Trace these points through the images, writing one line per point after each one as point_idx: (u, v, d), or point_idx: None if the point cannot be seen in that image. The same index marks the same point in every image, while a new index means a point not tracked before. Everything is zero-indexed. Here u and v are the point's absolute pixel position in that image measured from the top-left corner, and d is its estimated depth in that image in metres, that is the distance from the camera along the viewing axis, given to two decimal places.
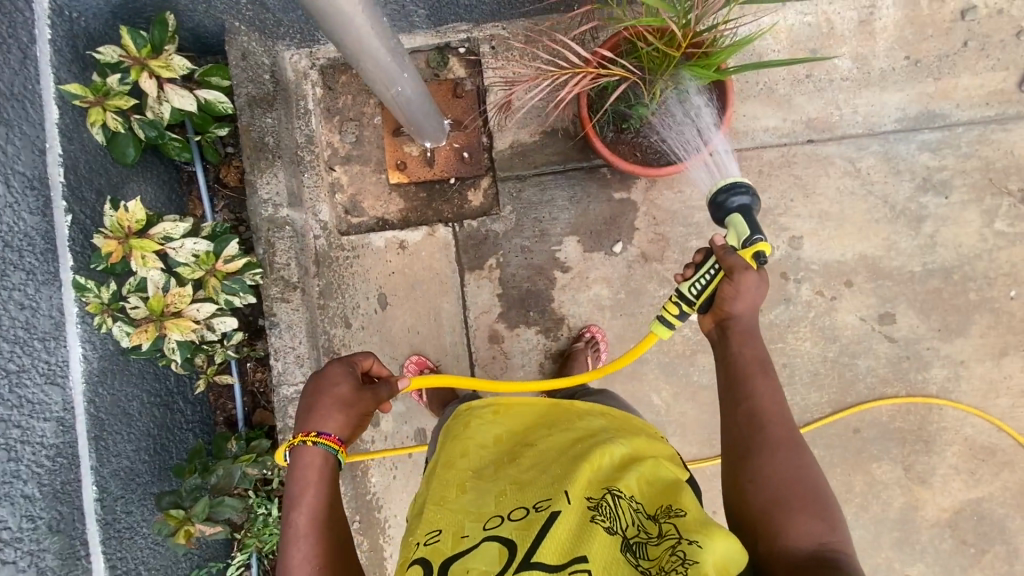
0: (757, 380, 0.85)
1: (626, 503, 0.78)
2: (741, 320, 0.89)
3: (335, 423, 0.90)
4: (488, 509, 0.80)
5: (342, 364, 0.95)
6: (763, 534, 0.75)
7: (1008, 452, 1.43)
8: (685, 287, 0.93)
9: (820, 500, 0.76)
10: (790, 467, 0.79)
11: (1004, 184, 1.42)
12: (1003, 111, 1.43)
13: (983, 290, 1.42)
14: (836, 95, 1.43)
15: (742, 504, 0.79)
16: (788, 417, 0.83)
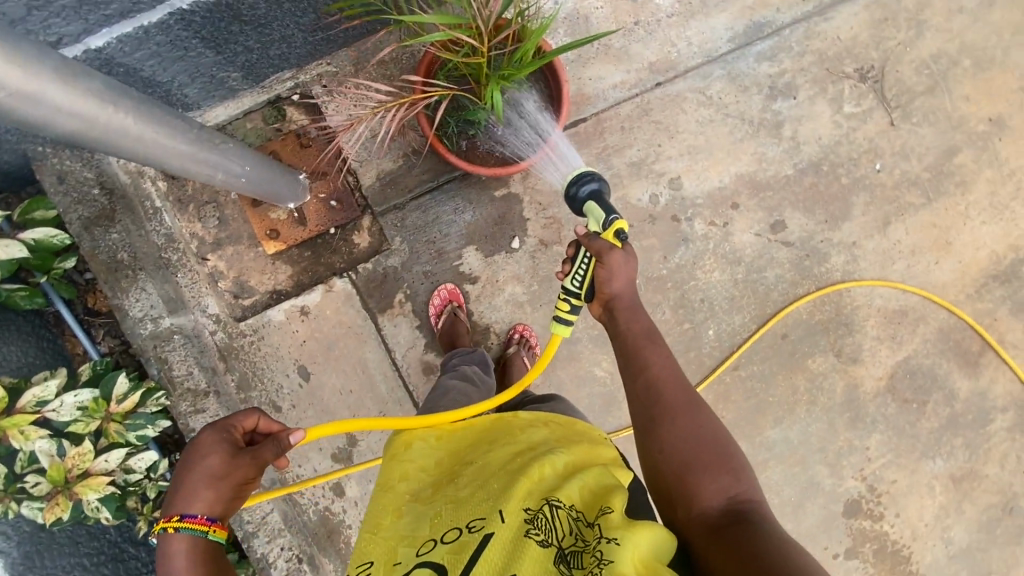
0: (647, 354, 0.93)
1: (567, 513, 0.74)
2: (624, 301, 0.97)
3: (205, 501, 0.75)
4: (422, 533, 0.76)
5: (213, 429, 0.79)
6: (680, 502, 0.81)
7: (918, 308, 1.54)
8: (567, 282, 0.99)
9: (723, 454, 0.84)
10: (693, 429, 0.85)
11: (842, 68, 1.50)
12: (819, 2, 1.50)
13: (852, 172, 1.51)
14: (668, 33, 1.46)
15: (659, 476, 0.85)
16: (683, 381, 0.91)
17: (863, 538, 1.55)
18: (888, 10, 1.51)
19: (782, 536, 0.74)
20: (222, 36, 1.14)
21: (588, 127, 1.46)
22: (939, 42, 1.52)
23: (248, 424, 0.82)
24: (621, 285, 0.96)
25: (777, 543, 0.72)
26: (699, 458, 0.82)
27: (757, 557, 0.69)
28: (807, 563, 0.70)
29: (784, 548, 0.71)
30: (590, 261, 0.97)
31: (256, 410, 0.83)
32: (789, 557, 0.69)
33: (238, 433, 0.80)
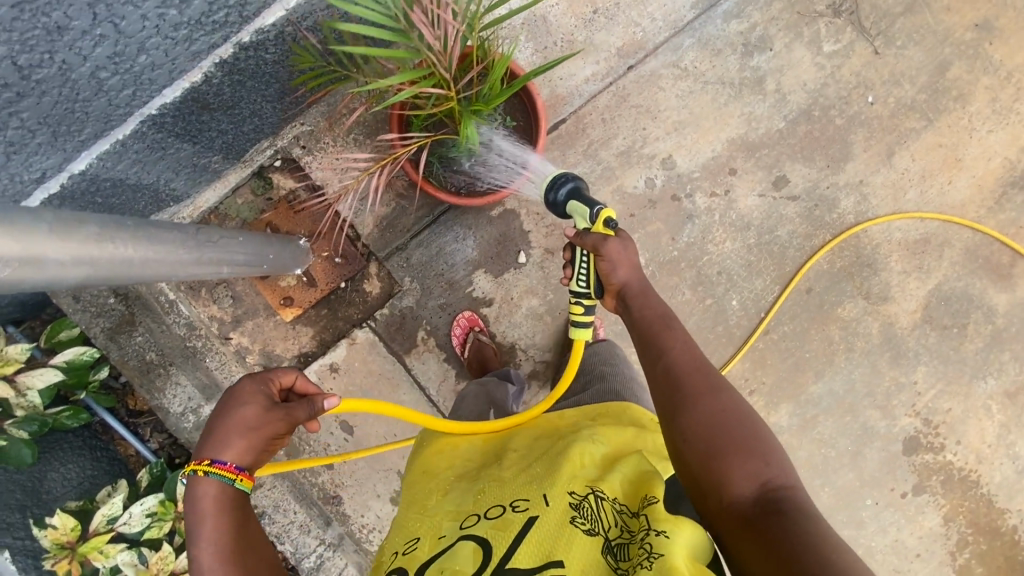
0: (664, 338, 0.92)
1: (611, 504, 0.76)
2: (635, 290, 0.98)
3: (235, 446, 0.76)
4: (466, 509, 0.82)
5: (254, 379, 0.81)
6: (708, 489, 0.77)
7: (940, 233, 1.50)
8: (574, 287, 1.05)
9: (752, 436, 0.80)
10: (717, 411, 0.82)
11: (813, 8, 1.45)
12: None
13: (845, 111, 1.47)
14: (629, 15, 1.43)
15: (684, 462, 0.81)
16: (703, 363, 0.89)
17: (928, 471, 1.54)
18: None
19: (818, 525, 0.69)
20: (195, 127, 1.13)
21: (570, 126, 1.44)
22: None
23: (285, 380, 0.84)
24: (629, 275, 0.98)
25: (817, 532, 0.67)
26: (725, 441, 0.79)
27: (791, 551, 0.65)
28: (848, 555, 0.64)
29: (820, 539, 0.66)
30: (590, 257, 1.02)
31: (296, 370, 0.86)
32: (827, 549, 0.64)
33: (275, 386, 0.82)
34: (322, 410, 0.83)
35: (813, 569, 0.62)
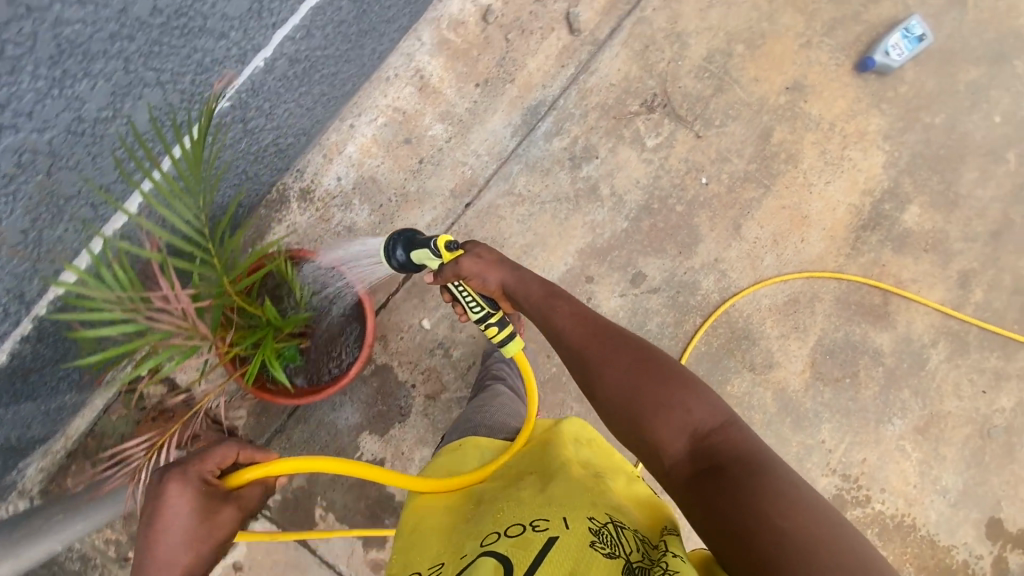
0: (555, 319, 0.93)
1: (632, 534, 0.76)
2: (514, 282, 0.98)
3: (180, 561, 0.77)
4: (486, 528, 0.77)
5: (179, 476, 0.82)
6: (651, 456, 0.81)
7: (807, 289, 1.52)
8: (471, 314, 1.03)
9: (672, 386, 0.82)
10: (628, 375, 0.84)
11: (626, 108, 1.51)
12: (578, 60, 1.51)
13: (683, 197, 1.51)
14: (454, 156, 1.47)
15: (622, 432, 0.85)
16: (600, 327, 0.90)
17: (861, 526, 1.51)
18: (646, 36, 1.51)
19: (755, 470, 0.71)
20: (28, 388, 1.14)
21: (422, 273, 1.46)
22: (706, 40, 1.52)
23: (221, 460, 0.87)
24: (500, 275, 0.98)
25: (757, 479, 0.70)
26: (646, 404, 0.81)
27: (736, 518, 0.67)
28: (787, 504, 0.67)
29: (770, 490, 0.68)
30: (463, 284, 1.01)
31: (233, 448, 0.89)
32: (767, 506, 0.66)
33: (208, 472, 0.85)
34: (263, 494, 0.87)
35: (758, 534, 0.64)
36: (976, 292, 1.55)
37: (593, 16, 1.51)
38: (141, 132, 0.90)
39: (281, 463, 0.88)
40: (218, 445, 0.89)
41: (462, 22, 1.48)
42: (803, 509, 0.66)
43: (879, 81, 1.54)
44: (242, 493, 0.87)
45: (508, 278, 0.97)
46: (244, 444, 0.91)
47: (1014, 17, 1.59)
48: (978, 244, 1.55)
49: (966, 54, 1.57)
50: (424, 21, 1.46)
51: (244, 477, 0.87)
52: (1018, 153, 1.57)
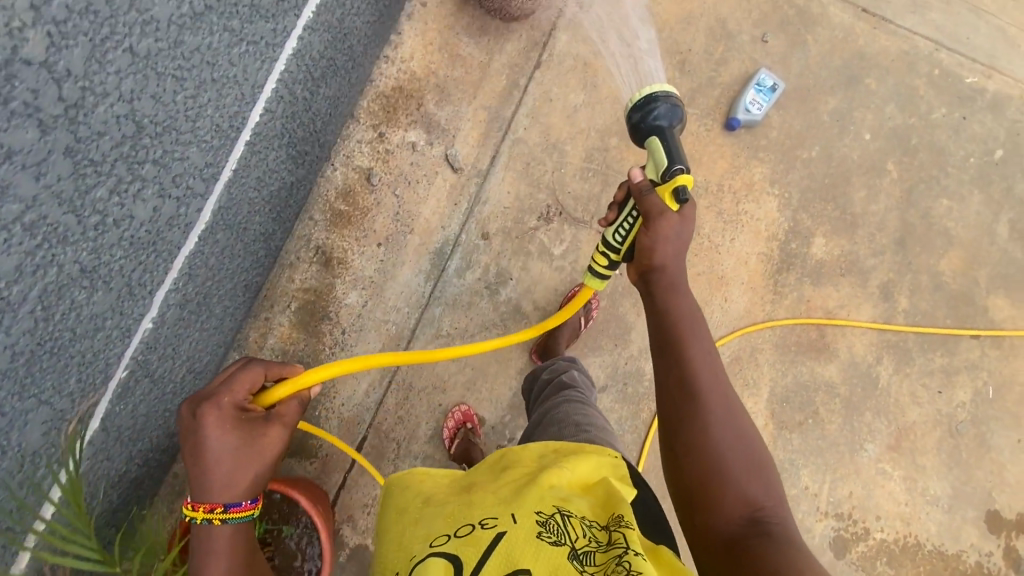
0: (688, 344, 0.94)
1: (579, 518, 0.75)
2: (663, 279, 0.98)
3: (240, 479, 0.83)
4: (437, 530, 0.76)
5: (214, 410, 0.83)
6: (704, 508, 0.85)
7: (745, 345, 1.55)
8: (610, 235, 1.06)
9: (752, 464, 0.88)
10: (729, 435, 0.88)
11: (525, 226, 1.57)
12: (469, 194, 1.56)
13: (603, 293, 1.55)
14: (375, 317, 1.49)
15: (684, 472, 0.88)
16: (722, 382, 0.92)
17: (869, 560, 1.50)
18: (525, 155, 1.59)
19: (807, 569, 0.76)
20: None
21: (373, 441, 1.45)
22: (581, 143, 1.60)
23: (251, 385, 0.88)
24: (664, 257, 0.98)
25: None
26: (733, 466, 0.86)
27: None
28: None
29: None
30: (637, 218, 1.01)
31: (260, 369, 0.89)
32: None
33: (240, 397, 0.87)
34: (293, 415, 0.90)
35: None
36: (901, 300, 1.60)
37: (470, 150, 1.57)
38: (35, 451, 0.90)
39: (309, 375, 0.89)
40: (243, 369, 0.88)
41: (349, 190, 1.52)
42: None
43: (749, 135, 1.62)
44: (280, 408, 0.89)
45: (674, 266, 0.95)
46: (270, 363, 0.92)
47: (853, 41, 1.69)
48: (888, 255, 1.61)
49: (821, 86, 1.66)
50: (313, 200, 1.50)
51: (276, 395, 0.89)
52: (896, 162, 1.65)
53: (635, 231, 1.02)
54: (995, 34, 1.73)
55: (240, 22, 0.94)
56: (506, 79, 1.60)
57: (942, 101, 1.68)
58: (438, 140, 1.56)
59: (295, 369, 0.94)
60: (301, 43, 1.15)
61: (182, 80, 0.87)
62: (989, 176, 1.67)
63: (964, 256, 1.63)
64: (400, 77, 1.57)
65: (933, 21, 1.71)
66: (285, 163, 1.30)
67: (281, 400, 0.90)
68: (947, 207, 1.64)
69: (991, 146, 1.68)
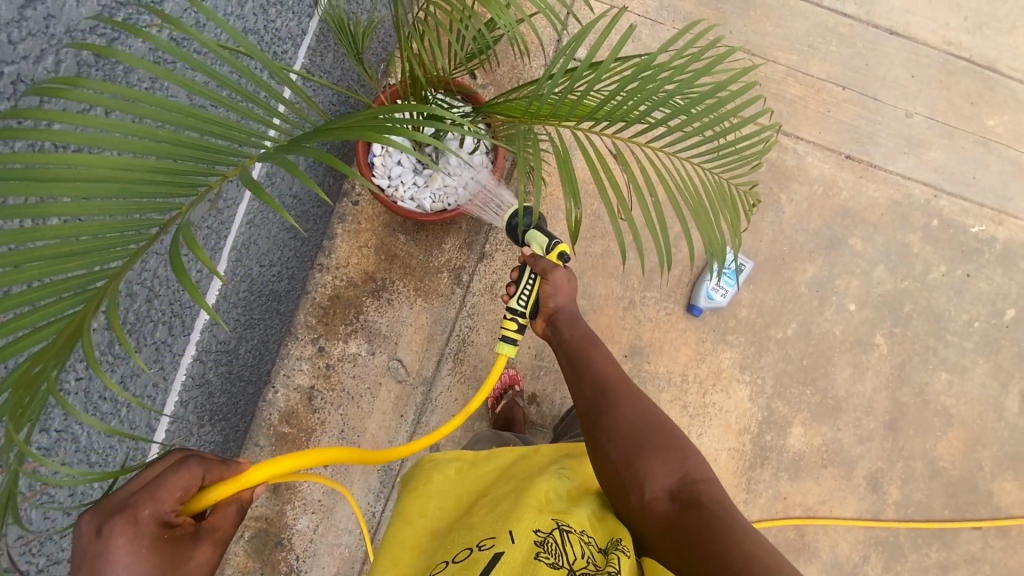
0: (592, 354, 1.12)
1: (577, 535, 0.86)
2: (568, 315, 1.18)
3: None
4: (438, 558, 0.87)
5: (128, 527, 0.58)
6: (635, 485, 0.92)
7: None
8: (513, 301, 1.16)
9: (666, 440, 0.97)
10: (639, 417, 1.00)
11: (476, 433, 1.48)
12: (415, 404, 1.48)
13: None
14: (327, 541, 1.46)
15: (609, 459, 0.96)
16: (623, 379, 1.08)
17: None
18: (473, 356, 1.49)
19: (730, 517, 0.84)
20: None
21: None
22: (532, 338, 1.50)
23: (183, 491, 0.63)
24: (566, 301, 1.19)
25: (734, 526, 0.81)
26: (648, 444, 0.96)
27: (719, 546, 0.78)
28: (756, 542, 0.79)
29: (742, 533, 0.80)
30: (537, 280, 1.16)
31: (197, 470, 0.64)
32: (736, 535, 0.80)
33: (168, 508, 0.61)
34: (229, 518, 0.66)
35: (733, 558, 0.75)
36: (891, 492, 1.46)
37: (414, 356, 1.48)
38: None
39: (260, 471, 0.66)
40: (174, 469, 0.63)
41: (291, 410, 1.46)
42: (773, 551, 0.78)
43: (715, 317, 1.48)
44: (215, 515, 0.65)
45: (573, 306, 1.17)
46: (211, 457, 0.67)
47: (835, 195, 1.49)
48: (876, 443, 1.46)
49: (798, 253, 1.48)
50: (256, 426, 1.46)
51: (207, 501, 0.64)
52: (885, 334, 1.48)
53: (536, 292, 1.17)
54: (1008, 168, 1.49)
55: (112, 401, 0.90)
56: (449, 277, 1.49)
57: (941, 257, 1.48)
58: (379, 349, 1.48)
59: (242, 462, 0.70)
60: (202, 343, 1.10)
61: (51, 500, 0.83)
62: (997, 341, 1.47)
63: (965, 437, 1.46)
64: (336, 285, 1.48)
65: (932, 161, 1.49)
66: (212, 431, 1.26)
67: (218, 506, 0.66)
68: (946, 381, 1.47)
69: (1000, 305, 1.48)
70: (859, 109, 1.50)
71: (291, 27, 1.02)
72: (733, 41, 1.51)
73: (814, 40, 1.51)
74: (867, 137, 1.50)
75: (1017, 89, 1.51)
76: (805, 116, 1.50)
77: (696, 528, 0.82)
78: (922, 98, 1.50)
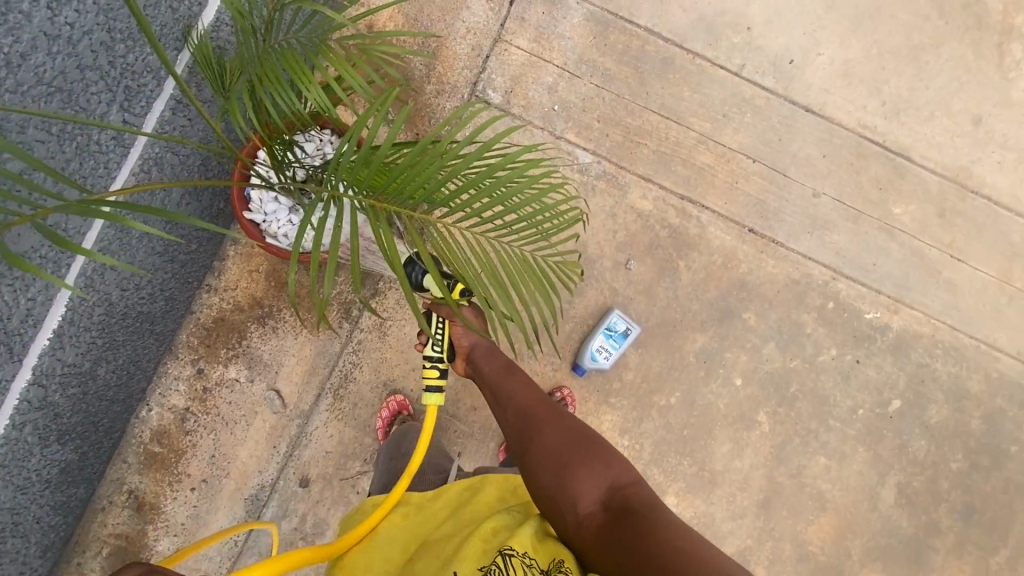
0: (511, 382, 1.13)
1: (521, 557, 0.82)
2: (484, 348, 1.19)
3: None
4: None
5: None
6: (567, 505, 0.89)
7: None
8: (430, 350, 1.15)
9: (591, 451, 0.97)
10: (563, 435, 1.00)
11: (348, 471, 1.47)
12: (289, 436, 1.46)
13: None
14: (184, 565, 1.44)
15: (539, 487, 0.94)
16: (545, 400, 1.09)
17: None
18: (353, 393, 1.47)
19: (663, 516, 0.83)
20: None
21: None
22: (415, 381, 1.48)
23: None
24: (479, 336, 1.20)
25: (667, 524, 0.81)
26: (574, 460, 0.95)
27: (653, 549, 0.76)
28: (690, 536, 0.78)
29: (673, 529, 0.80)
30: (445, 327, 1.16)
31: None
32: (669, 533, 0.79)
33: None
34: None
35: (668, 557, 0.74)
36: (757, 572, 1.45)
37: (293, 388, 1.46)
38: None
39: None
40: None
41: (164, 430, 1.45)
42: (707, 544, 0.77)
43: (600, 379, 1.47)
44: None
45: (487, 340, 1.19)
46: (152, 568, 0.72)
47: (733, 267, 1.48)
48: (748, 520, 1.45)
49: (689, 321, 1.47)
50: (127, 442, 1.44)
51: None
52: (768, 412, 1.47)
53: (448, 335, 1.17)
54: (910, 257, 1.48)
55: None
56: (337, 306, 1.47)
57: (832, 341, 1.47)
58: (259, 377, 1.46)
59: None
60: (40, 367, 1.08)
61: None
62: (879, 431, 1.46)
63: (836, 523, 1.46)
64: (223, 307, 1.46)
65: (834, 243, 1.48)
66: (62, 450, 1.25)
67: None
68: (823, 466, 1.46)
69: (886, 395, 1.47)
70: (766, 184, 1.49)
71: (151, 61, 1.00)
72: (647, 102, 1.50)
73: (729, 109, 1.49)
74: (772, 213, 1.48)
75: (928, 180, 1.49)
76: (712, 185, 1.49)
77: (630, 533, 0.80)
78: (831, 179, 1.49)
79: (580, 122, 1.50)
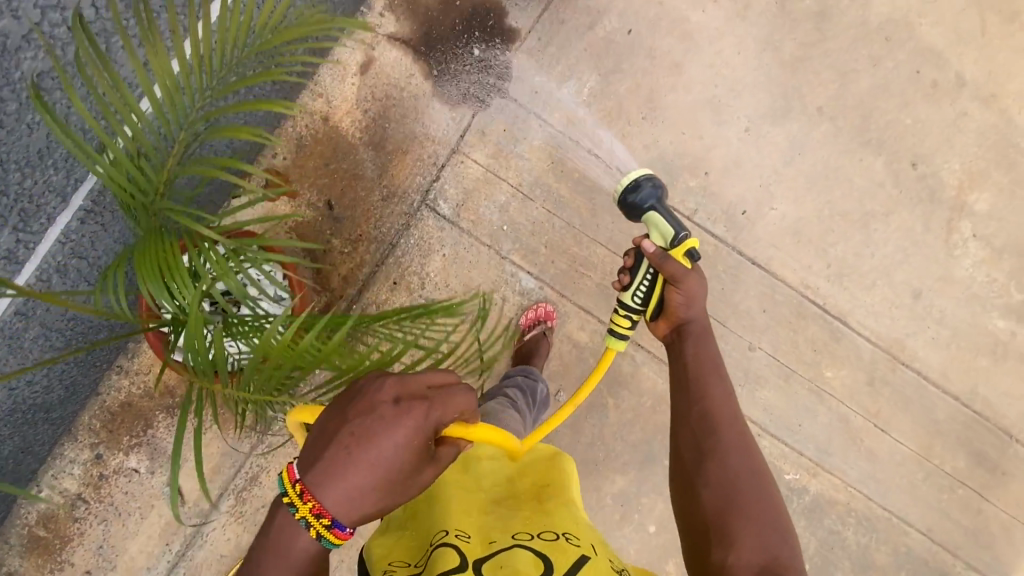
0: (713, 386, 0.90)
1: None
2: (698, 327, 0.97)
3: (360, 504, 0.68)
4: (516, 525, 0.79)
5: (420, 413, 0.68)
6: (719, 543, 0.75)
7: None
8: (630, 297, 1.00)
9: (765, 502, 0.78)
10: (740, 466, 0.82)
11: None
12: (184, 534, 1.40)
13: None
14: None
15: (692, 502, 0.81)
16: (739, 423, 0.87)
17: None
18: (257, 497, 1.42)
19: None
20: None
21: None
22: None
23: (454, 416, 0.70)
24: (699, 311, 0.98)
25: None
26: (744, 499, 0.78)
27: None
28: None
29: None
30: (656, 278, 0.98)
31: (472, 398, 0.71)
32: None
33: (443, 422, 0.69)
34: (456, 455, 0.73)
35: None
36: None
37: (194, 485, 1.41)
38: None
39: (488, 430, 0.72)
40: (461, 390, 0.70)
41: (52, 514, 1.38)
42: None
43: None
44: (444, 449, 0.72)
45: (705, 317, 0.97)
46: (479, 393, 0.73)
47: (662, 411, 1.47)
48: None
49: (611, 461, 1.46)
50: (10, 523, 1.37)
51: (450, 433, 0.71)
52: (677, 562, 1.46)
53: (656, 291, 0.99)
54: (836, 423, 1.49)
55: None
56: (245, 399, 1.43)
57: None
58: (160, 471, 1.40)
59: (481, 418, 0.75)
60: None
61: None
62: None
63: None
64: (131, 392, 1.40)
65: (763, 400, 1.48)
66: None
67: (449, 441, 0.72)
68: None
69: None
70: None
71: (54, 180, 0.94)
72: (597, 234, 1.48)
73: None
74: None
75: (862, 347, 1.50)
76: (651, 327, 1.48)
77: None
78: (768, 335, 1.49)
79: (528, 245, 1.48)
